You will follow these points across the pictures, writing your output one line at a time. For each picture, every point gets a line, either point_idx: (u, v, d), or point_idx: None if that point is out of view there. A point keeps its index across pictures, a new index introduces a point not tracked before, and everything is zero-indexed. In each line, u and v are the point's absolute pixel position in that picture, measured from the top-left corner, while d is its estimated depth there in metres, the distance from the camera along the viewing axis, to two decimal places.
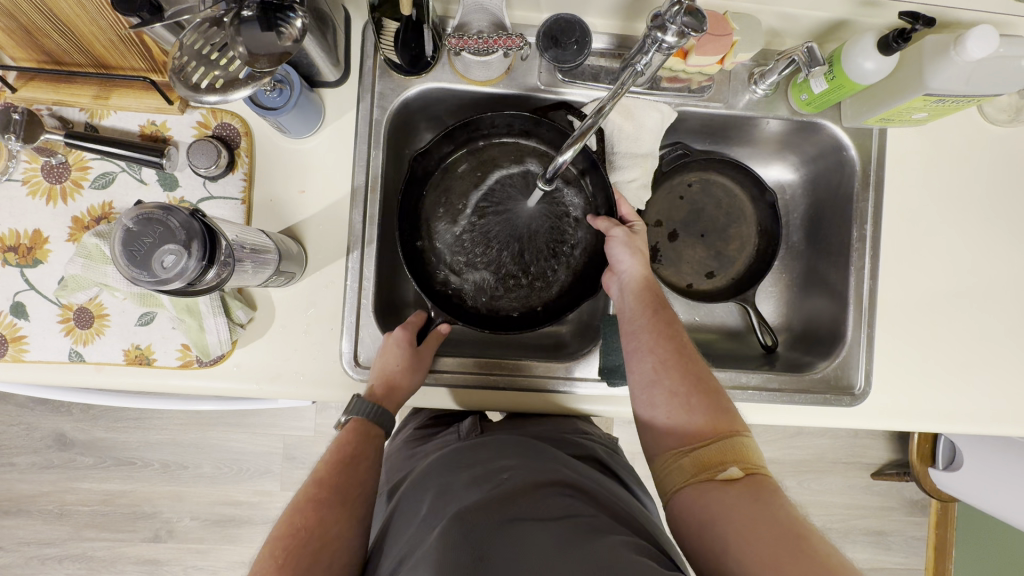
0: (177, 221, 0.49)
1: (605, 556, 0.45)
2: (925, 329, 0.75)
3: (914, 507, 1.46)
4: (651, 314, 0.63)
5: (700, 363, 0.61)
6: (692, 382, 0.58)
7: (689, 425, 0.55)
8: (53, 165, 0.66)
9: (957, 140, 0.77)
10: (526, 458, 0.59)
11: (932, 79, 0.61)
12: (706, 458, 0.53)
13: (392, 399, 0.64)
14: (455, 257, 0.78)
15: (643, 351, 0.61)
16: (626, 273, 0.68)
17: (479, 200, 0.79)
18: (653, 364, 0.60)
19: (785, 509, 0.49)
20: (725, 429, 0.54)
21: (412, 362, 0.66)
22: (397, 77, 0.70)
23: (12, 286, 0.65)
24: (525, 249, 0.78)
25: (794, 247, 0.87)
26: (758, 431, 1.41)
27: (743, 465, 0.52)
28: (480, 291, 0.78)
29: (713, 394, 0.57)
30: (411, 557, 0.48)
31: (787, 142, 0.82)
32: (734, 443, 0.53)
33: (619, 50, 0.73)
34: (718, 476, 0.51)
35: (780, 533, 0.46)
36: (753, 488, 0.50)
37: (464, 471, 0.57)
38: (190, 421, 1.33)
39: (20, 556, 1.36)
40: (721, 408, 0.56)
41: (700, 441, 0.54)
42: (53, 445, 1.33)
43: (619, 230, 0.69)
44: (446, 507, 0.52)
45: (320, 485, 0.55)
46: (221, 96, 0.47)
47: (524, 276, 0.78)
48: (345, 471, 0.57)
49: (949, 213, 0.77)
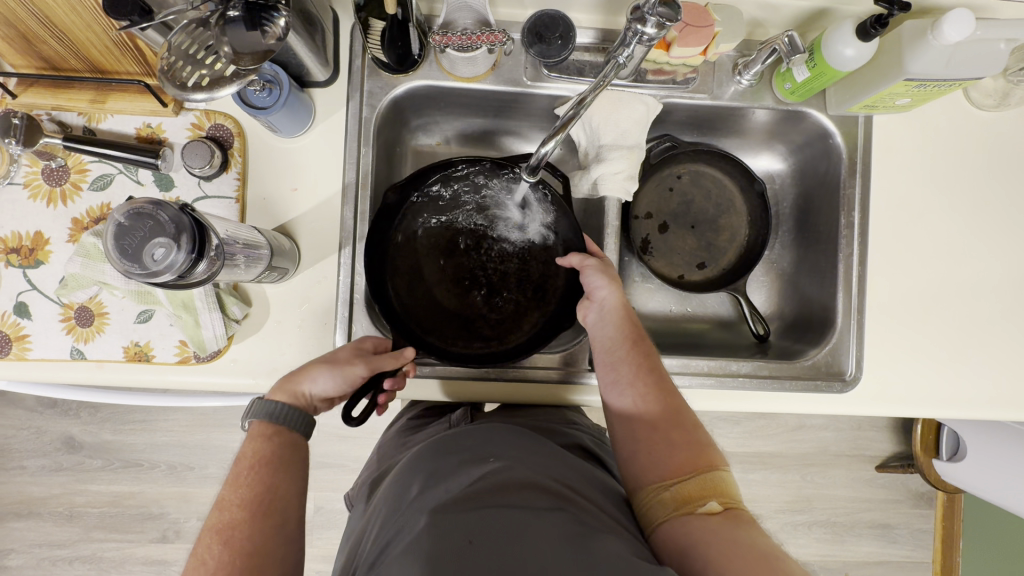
0: (166, 215, 0.51)
1: (596, 551, 0.46)
2: (917, 316, 0.76)
3: (919, 499, 1.45)
4: (630, 347, 0.64)
5: (677, 394, 0.62)
6: (672, 416, 0.59)
7: (670, 457, 0.56)
8: (53, 168, 0.68)
9: (943, 127, 0.77)
10: (516, 449, 0.59)
11: (911, 64, 0.61)
12: (687, 491, 0.54)
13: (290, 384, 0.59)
14: (429, 296, 0.75)
15: (623, 384, 0.62)
16: (604, 301, 0.66)
17: (446, 240, 0.76)
18: (632, 397, 0.61)
19: (764, 538, 0.49)
20: (705, 463, 0.56)
21: (342, 368, 0.59)
22: (385, 76, 0.71)
23: (15, 286, 0.67)
24: (496, 289, 0.76)
25: (783, 237, 0.87)
26: (759, 425, 1.40)
27: (723, 499, 0.53)
28: (450, 338, 0.74)
29: (691, 427, 0.59)
30: (393, 547, 0.48)
31: (775, 132, 0.82)
32: (715, 477, 0.54)
33: (603, 44, 0.74)
34: (699, 509, 0.52)
35: (757, 555, 0.47)
36: (733, 519, 0.51)
37: (451, 458, 0.58)
38: (194, 423, 1.35)
39: (31, 558, 1.38)
40: (701, 443, 0.57)
41: (682, 475, 0.55)
42: (62, 448, 1.36)
43: (592, 260, 0.68)
44: (435, 492, 0.53)
45: (225, 543, 0.48)
46: (208, 93, 0.48)
47: (501, 313, 0.75)
48: (253, 514, 0.50)
49: (939, 199, 0.77)
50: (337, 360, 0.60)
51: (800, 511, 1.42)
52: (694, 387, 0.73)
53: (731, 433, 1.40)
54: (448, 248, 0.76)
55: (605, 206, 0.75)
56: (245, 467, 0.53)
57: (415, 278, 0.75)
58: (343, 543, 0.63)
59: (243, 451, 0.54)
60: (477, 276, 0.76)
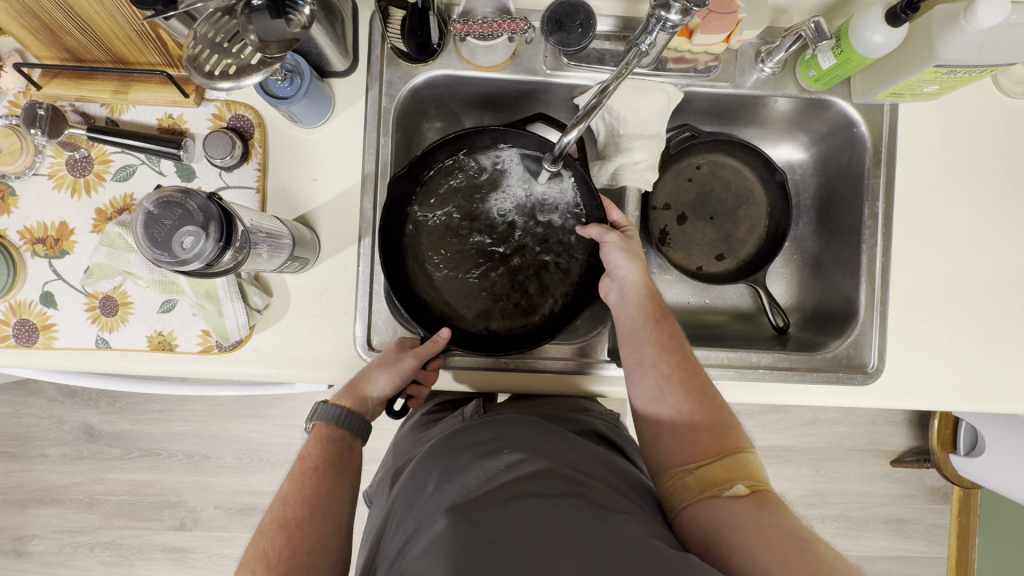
0: (195, 204, 0.51)
1: (621, 537, 0.46)
2: (940, 309, 0.75)
3: (935, 494, 1.44)
4: (654, 326, 0.63)
5: (703, 376, 0.61)
6: (697, 398, 0.58)
7: (694, 442, 0.56)
8: (77, 159, 0.69)
9: (970, 115, 0.76)
10: (530, 438, 0.59)
11: (942, 50, 0.60)
12: (713, 475, 0.53)
13: (350, 394, 0.61)
14: (449, 279, 0.74)
15: (646, 366, 0.61)
16: (625, 279, 0.66)
17: (464, 224, 0.75)
18: (656, 380, 0.60)
19: (791, 519, 0.49)
20: (731, 446, 0.55)
21: (396, 363, 0.63)
22: (405, 65, 0.71)
23: (41, 276, 0.68)
24: (515, 271, 0.75)
25: (804, 229, 0.86)
26: (773, 419, 1.40)
27: (749, 482, 0.52)
28: (471, 323, 0.74)
29: (718, 411, 0.58)
30: (414, 545, 0.48)
31: (796, 121, 0.81)
32: (740, 461, 0.54)
33: (623, 32, 0.73)
34: (725, 493, 0.52)
35: (784, 538, 0.47)
36: (760, 502, 0.50)
37: (466, 452, 0.58)
38: (211, 413, 1.37)
39: (53, 543, 1.41)
40: (728, 427, 0.57)
41: (705, 458, 0.55)
42: (82, 437, 1.38)
43: (614, 235, 0.66)
44: (451, 488, 0.53)
45: (286, 533, 0.50)
46: (235, 81, 0.48)
47: (523, 294, 0.74)
48: (313, 511, 0.52)
49: (964, 188, 0.76)
50: (387, 359, 0.63)
51: (814, 505, 1.41)
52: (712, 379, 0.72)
53: (745, 427, 1.39)
54: (466, 231, 0.75)
55: (624, 196, 0.76)
56: (308, 465, 0.55)
57: (435, 260, 0.74)
58: (365, 535, 0.64)
59: (305, 451, 0.57)
60: (497, 260, 0.74)
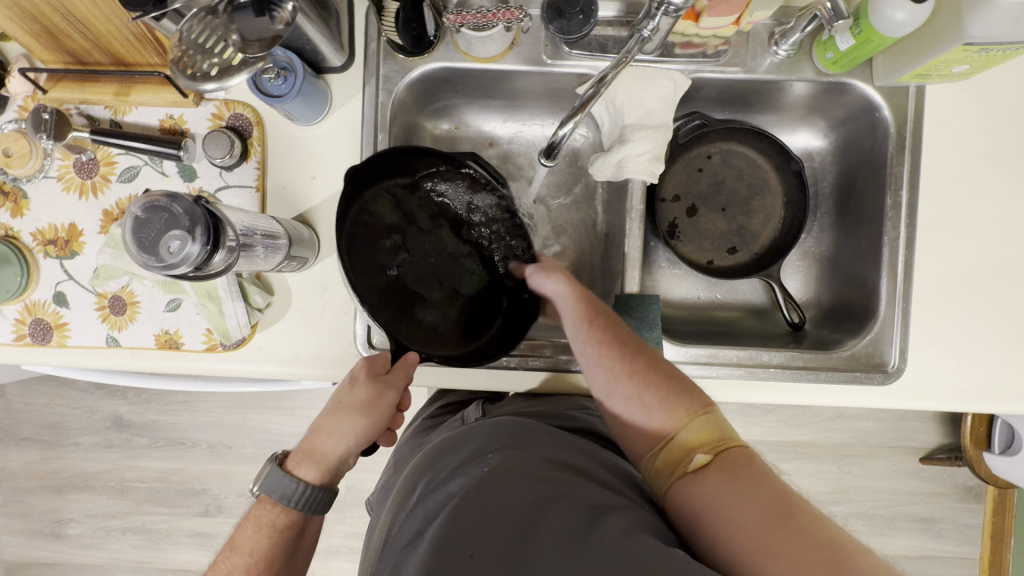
0: (181, 207, 0.51)
1: (606, 538, 0.44)
2: (971, 306, 0.70)
3: (967, 494, 1.38)
4: (589, 327, 0.60)
5: (649, 353, 0.58)
6: (644, 378, 0.56)
7: (650, 424, 0.53)
8: (83, 161, 0.70)
9: (1004, 96, 0.70)
10: (515, 435, 0.57)
11: (971, 27, 0.55)
12: (674, 453, 0.51)
13: (317, 452, 0.59)
14: (395, 297, 0.65)
15: (592, 366, 0.59)
16: (555, 292, 0.64)
17: (396, 240, 0.66)
18: (604, 377, 0.58)
19: (770, 485, 0.46)
20: (683, 415, 0.52)
21: (367, 411, 0.59)
22: (401, 59, 0.69)
23: (53, 276, 0.70)
24: (452, 292, 0.68)
25: (822, 219, 0.82)
26: (795, 414, 1.35)
27: (709, 447, 0.50)
28: (423, 345, 0.65)
29: (668, 383, 0.55)
30: (402, 561, 0.48)
31: (814, 106, 0.77)
32: (694, 427, 0.51)
33: (628, 17, 0.70)
34: (690, 468, 0.49)
35: (776, 513, 0.44)
36: (728, 467, 0.48)
37: (451, 456, 0.57)
38: (232, 404, 1.40)
39: (88, 527, 1.48)
40: (680, 396, 0.54)
41: (664, 438, 0.52)
42: (111, 427, 1.44)
43: (540, 262, 0.66)
44: (436, 496, 0.53)
45: None
46: (217, 84, 0.47)
47: (465, 313, 0.68)
48: None
49: (997, 174, 0.71)
50: (357, 404, 0.59)
51: (837, 503, 1.37)
52: (721, 378, 0.70)
53: (764, 422, 1.35)
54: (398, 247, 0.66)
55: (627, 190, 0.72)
56: (247, 561, 0.56)
57: (378, 275, 0.64)
58: (370, 541, 0.64)
59: (246, 538, 0.57)
60: (435, 278, 0.67)
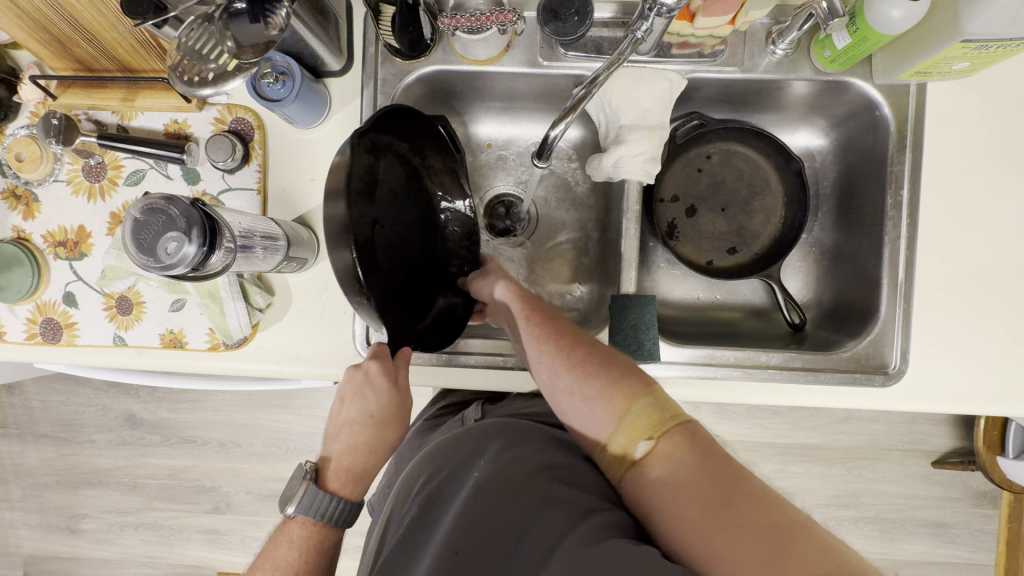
0: (177, 209, 0.53)
1: (591, 541, 0.44)
2: (975, 306, 0.69)
3: (981, 499, 1.35)
4: (526, 323, 0.59)
5: (586, 340, 0.58)
6: (581, 369, 0.55)
7: (593, 417, 0.53)
8: (92, 165, 0.72)
9: (1008, 93, 0.69)
10: (507, 434, 0.57)
11: (969, 25, 0.55)
12: (619, 444, 0.51)
13: (357, 467, 0.60)
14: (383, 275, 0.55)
15: (534, 364, 0.58)
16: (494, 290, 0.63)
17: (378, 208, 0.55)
18: (545, 373, 0.57)
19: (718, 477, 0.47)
20: (622, 403, 0.52)
21: (396, 414, 0.60)
22: (399, 62, 0.70)
23: (63, 277, 0.72)
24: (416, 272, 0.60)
25: (823, 218, 0.81)
26: (802, 416, 1.34)
27: (650, 433, 0.50)
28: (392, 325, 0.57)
29: (605, 370, 0.55)
30: None
31: (815, 106, 0.76)
32: (634, 414, 0.51)
33: (623, 18, 0.70)
34: (636, 457, 0.50)
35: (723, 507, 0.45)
36: (673, 455, 0.48)
37: (444, 454, 0.58)
38: (241, 403, 1.43)
39: (102, 522, 1.51)
40: (617, 382, 0.54)
41: (608, 431, 0.52)
42: (125, 424, 1.47)
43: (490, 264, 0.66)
44: (428, 495, 0.53)
45: None
46: (213, 89, 0.49)
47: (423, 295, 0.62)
48: None
49: (1001, 172, 0.69)
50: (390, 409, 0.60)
51: (846, 507, 1.35)
52: (719, 379, 0.70)
53: (770, 424, 1.34)
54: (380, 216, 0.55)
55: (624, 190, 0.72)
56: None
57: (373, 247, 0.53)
58: (372, 536, 0.65)
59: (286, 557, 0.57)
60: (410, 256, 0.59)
